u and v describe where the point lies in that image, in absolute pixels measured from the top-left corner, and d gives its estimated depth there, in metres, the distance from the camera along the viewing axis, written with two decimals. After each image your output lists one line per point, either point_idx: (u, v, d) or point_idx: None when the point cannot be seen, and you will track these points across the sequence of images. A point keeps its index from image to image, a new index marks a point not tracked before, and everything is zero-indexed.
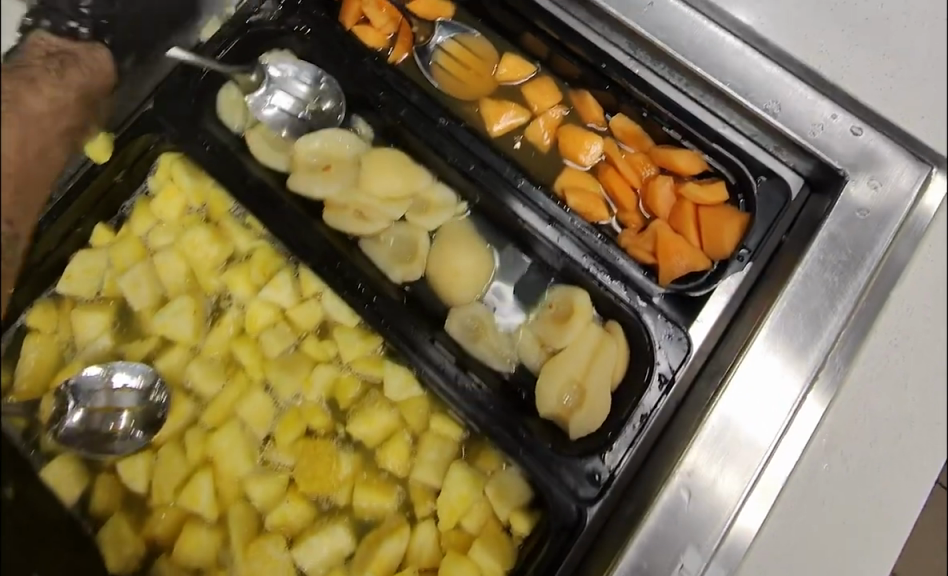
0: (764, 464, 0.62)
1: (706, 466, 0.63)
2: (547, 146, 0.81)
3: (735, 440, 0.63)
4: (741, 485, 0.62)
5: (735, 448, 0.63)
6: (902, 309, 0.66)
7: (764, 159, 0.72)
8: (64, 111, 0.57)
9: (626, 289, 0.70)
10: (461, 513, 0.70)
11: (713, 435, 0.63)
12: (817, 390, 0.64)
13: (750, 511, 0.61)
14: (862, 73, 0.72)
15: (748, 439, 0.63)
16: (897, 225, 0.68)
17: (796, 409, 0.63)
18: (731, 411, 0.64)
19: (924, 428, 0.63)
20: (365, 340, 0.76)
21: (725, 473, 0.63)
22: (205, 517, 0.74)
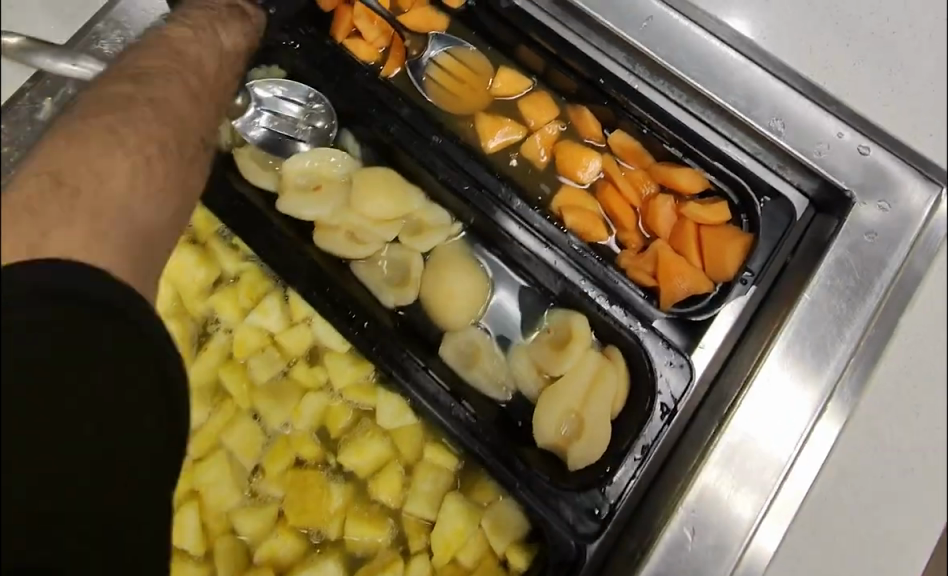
0: (781, 481, 0.60)
1: (721, 483, 0.61)
2: (544, 163, 0.78)
3: (748, 456, 0.61)
4: (755, 511, 0.60)
5: (748, 464, 0.61)
6: (912, 336, 0.63)
7: (767, 178, 0.70)
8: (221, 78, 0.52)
9: (626, 314, 0.68)
10: (457, 548, 0.67)
11: (725, 454, 0.61)
12: (830, 414, 0.61)
13: (767, 531, 0.59)
14: (869, 91, 0.70)
15: (765, 453, 0.61)
16: (909, 244, 0.65)
17: (808, 435, 0.61)
18: (749, 428, 0.62)
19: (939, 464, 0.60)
20: (357, 367, 0.73)
21: (741, 492, 0.60)
22: (191, 553, 0.71)
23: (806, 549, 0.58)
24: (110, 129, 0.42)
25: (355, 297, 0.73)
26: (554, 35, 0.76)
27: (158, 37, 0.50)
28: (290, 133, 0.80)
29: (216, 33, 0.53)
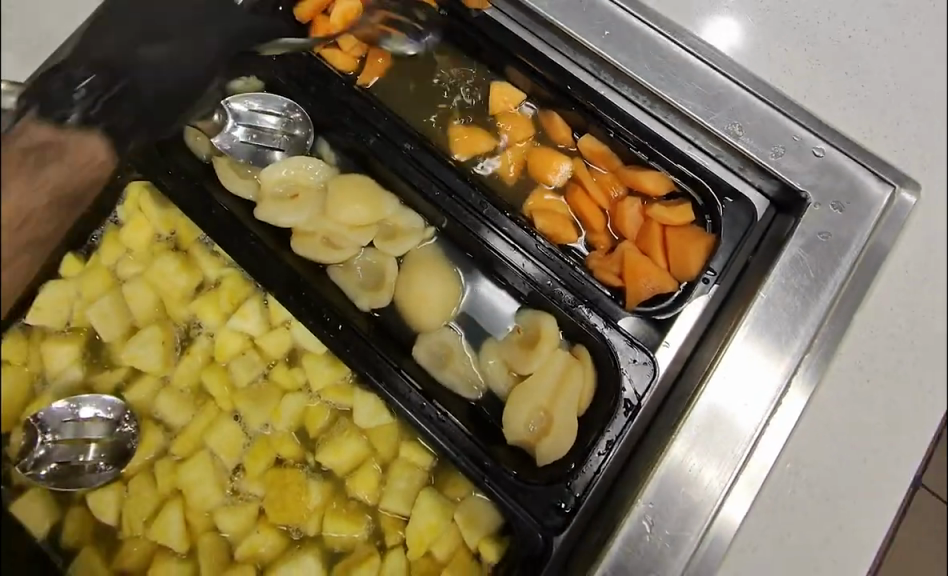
0: (748, 451, 0.62)
1: (691, 456, 0.63)
2: (513, 178, 0.80)
3: (720, 426, 0.63)
4: (721, 484, 0.62)
5: (718, 434, 0.63)
6: (866, 332, 0.65)
7: (731, 179, 0.71)
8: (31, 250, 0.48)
9: (593, 314, 0.70)
10: (430, 542, 0.69)
11: (703, 426, 0.64)
12: (799, 381, 0.64)
13: (736, 500, 0.61)
14: (825, 93, 0.72)
15: (733, 424, 0.63)
16: (867, 235, 0.67)
17: (778, 400, 0.63)
18: (716, 398, 0.64)
19: (890, 456, 0.61)
20: (334, 368, 0.76)
21: (712, 463, 0.63)
22: (175, 550, 0.73)
23: (763, 540, 0.60)
24: None
25: (329, 298, 0.75)
26: (527, 47, 0.77)
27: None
28: (269, 145, 0.82)
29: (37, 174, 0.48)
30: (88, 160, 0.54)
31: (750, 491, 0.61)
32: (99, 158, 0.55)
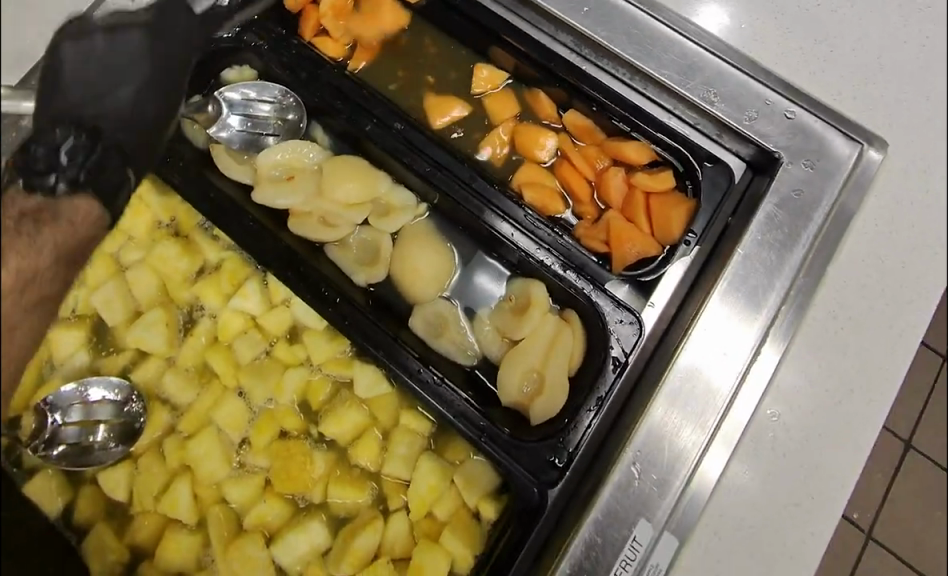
0: (724, 413, 0.65)
1: (670, 414, 0.65)
2: (503, 156, 0.82)
3: (693, 388, 0.66)
4: (698, 443, 0.64)
5: (693, 396, 0.66)
6: (839, 283, 0.68)
7: (709, 145, 0.74)
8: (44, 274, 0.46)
9: (580, 278, 0.73)
10: (431, 503, 0.71)
11: (678, 383, 0.66)
12: (772, 341, 0.66)
13: (712, 461, 0.63)
14: (795, 59, 0.76)
15: (708, 383, 0.66)
16: (841, 184, 0.70)
17: (755, 353, 0.66)
18: (695, 361, 0.67)
19: (862, 397, 0.64)
20: (334, 342, 0.79)
21: (685, 426, 0.65)
22: (185, 522, 0.76)
23: (746, 479, 0.63)
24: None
25: (326, 274, 0.78)
26: (512, 27, 0.80)
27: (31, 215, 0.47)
28: (265, 131, 0.83)
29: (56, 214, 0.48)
30: (79, 219, 0.49)
31: (726, 448, 0.64)
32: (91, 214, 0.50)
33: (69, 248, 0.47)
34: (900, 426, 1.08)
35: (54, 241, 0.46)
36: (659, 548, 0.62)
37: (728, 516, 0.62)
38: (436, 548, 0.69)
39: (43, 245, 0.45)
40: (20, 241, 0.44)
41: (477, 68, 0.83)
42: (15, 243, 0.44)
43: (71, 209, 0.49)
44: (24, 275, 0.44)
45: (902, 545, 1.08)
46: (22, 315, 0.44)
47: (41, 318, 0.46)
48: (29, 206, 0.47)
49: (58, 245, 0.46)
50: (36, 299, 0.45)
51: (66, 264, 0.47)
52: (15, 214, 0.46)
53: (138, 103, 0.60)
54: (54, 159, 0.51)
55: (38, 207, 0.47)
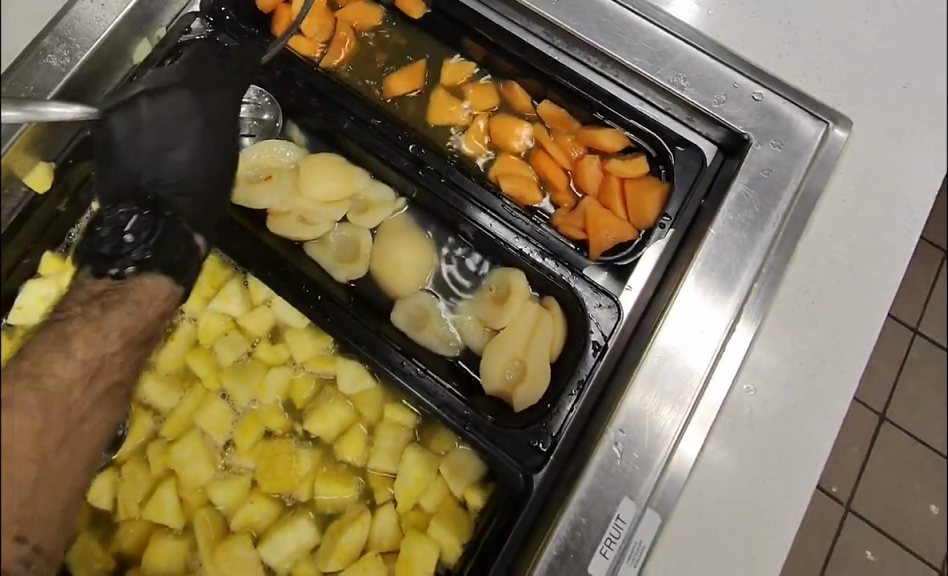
0: (700, 393, 0.65)
1: (647, 397, 0.66)
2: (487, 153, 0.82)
3: (671, 369, 0.67)
4: (676, 422, 0.65)
5: (668, 377, 0.66)
6: (809, 259, 0.70)
7: (680, 129, 0.76)
8: (99, 367, 0.52)
9: (558, 264, 0.74)
10: (418, 494, 0.71)
11: (654, 364, 0.67)
12: (745, 320, 0.67)
13: (690, 440, 0.64)
14: (761, 42, 0.77)
15: (685, 367, 0.66)
16: (809, 160, 0.72)
17: (727, 335, 0.67)
18: (670, 343, 0.68)
19: (835, 369, 0.66)
20: (317, 339, 0.79)
21: (663, 407, 0.66)
22: (171, 526, 0.75)
23: (724, 454, 0.64)
24: (61, 345, 0.51)
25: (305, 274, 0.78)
26: (484, 20, 0.80)
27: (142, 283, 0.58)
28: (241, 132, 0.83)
29: (125, 296, 0.56)
30: (150, 297, 0.57)
31: (703, 428, 0.64)
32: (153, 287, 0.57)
33: (134, 332, 0.55)
34: (873, 400, 1.26)
35: (119, 326, 0.54)
36: (642, 525, 0.62)
37: (709, 492, 0.63)
38: (424, 538, 0.69)
39: (107, 331, 0.53)
40: (87, 328, 0.52)
41: (442, 65, 0.84)
42: (82, 330, 0.52)
43: (145, 288, 0.57)
44: (85, 366, 0.51)
45: (884, 516, 1.22)
46: (90, 406, 0.53)
47: (115, 399, 0.56)
48: (99, 289, 0.55)
49: (122, 330, 0.54)
50: (101, 387, 0.54)
51: (133, 348, 0.56)
52: (87, 299, 0.54)
53: (193, 160, 0.69)
54: (118, 244, 0.59)
55: (107, 289, 0.56)
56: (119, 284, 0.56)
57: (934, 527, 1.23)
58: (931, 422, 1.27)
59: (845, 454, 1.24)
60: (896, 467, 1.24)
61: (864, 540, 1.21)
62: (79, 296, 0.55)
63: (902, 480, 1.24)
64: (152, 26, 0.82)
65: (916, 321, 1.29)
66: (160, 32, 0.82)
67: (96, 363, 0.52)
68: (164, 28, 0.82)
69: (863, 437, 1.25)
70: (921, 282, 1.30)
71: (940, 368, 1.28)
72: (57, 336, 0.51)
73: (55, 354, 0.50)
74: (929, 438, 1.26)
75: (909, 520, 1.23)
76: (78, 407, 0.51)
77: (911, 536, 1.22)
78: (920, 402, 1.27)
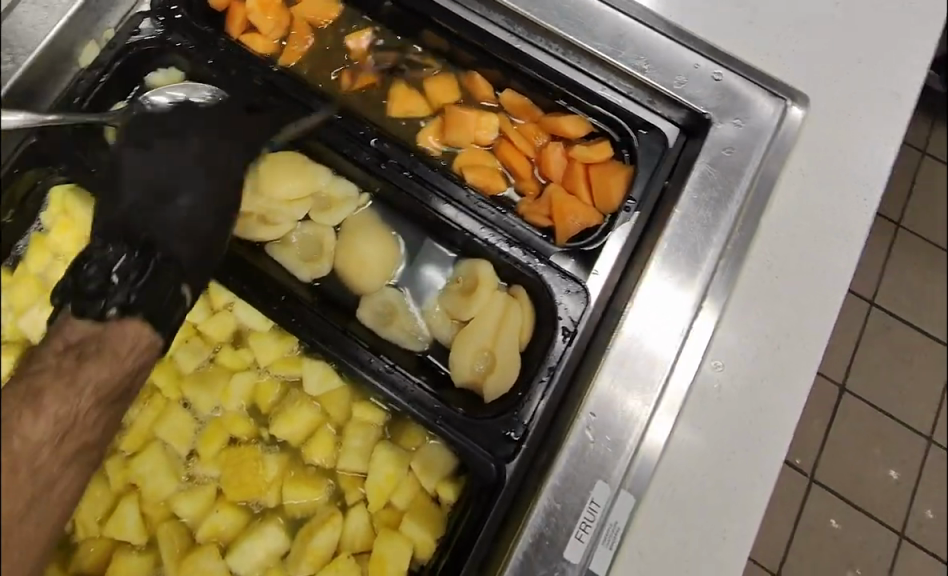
0: (667, 376, 0.65)
1: (614, 385, 0.65)
2: (447, 146, 0.81)
3: (639, 354, 0.66)
4: (646, 405, 0.64)
5: (638, 361, 0.66)
6: (771, 236, 0.70)
7: (643, 113, 0.75)
8: (75, 426, 0.49)
9: (525, 252, 0.73)
10: (390, 491, 0.70)
11: (624, 349, 0.66)
12: (711, 302, 0.67)
13: (660, 423, 0.64)
14: (719, 23, 0.78)
15: (650, 355, 0.66)
16: (768, 138, 0.72)
17: (694, 317, 0.67)
18: (637, 330, 0.67)
19: (798, 342, 0.67)
20: (281, 341, 0.75)
21: (632, 392, 0.65)
22: (134, 542, 0.71)
23: (694, 434, 0.64)
24: (31, 402, 0.47)
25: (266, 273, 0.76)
26: (445, 10, 0.79)
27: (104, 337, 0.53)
28: None
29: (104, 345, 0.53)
30: (125, 351, 0.53)
31: (672, 412, 0.64)
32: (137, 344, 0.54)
33: (108, 389, 0.51)
34: (833, 372, 1.35)
35: (95, 382, 0.50)
36: (617, 506, 0.61)
37: (679, 473, 0.63)
38: (396, 535, 0.67)
39: (79, 385, 0.49)
40: (59, 383, 0.49)
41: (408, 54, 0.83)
42: (54, 386, 0.48)
43: (123, 336, 0.54)
44: (56, 426, 0.48)
45: (847, 485, 1.30)
46: (61, 465, 0.49)
47: (88, 461, 0.51)
48: (76, 338, 0.52)
49: (99, 386, 0.50)
50: (77, 448, 0.50)
51: (108, 405, 0.51)
52: (62, 350, 0.51)
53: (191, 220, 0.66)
54: (105, 284, 0.56)
55: (82, 337, 0.52)
56: (98, 329, 0.53)
57: (894, 491, 1.31)
58: (888, 392, 1.35)
59: (807, 425, 1.33)
60: (857, 436, 1.33)
61: (828, 509, 1.29)
62: (54, 348, 0.51)
63: (862, 449, 1.32)
64: (101, 27, 0.79)
65: (871, 294, 1.39)
66: (108, 33, 0.80)
67: (68, 421, 0.48)
68: (112, 29, 0.80)
69: (825, 408, 1.33)
70: (873, 259, 1.41)
71: (893, 339, 1.38)
72: (23, 392, 0.48)
73: (22, 413, 0.47)
74: (886, 407, 1.34)
75: (871, 489, 1.30)
76: (41, 471, 0.47)
77: (875, 505, 1.30)
78: (877, 372, 1.36)
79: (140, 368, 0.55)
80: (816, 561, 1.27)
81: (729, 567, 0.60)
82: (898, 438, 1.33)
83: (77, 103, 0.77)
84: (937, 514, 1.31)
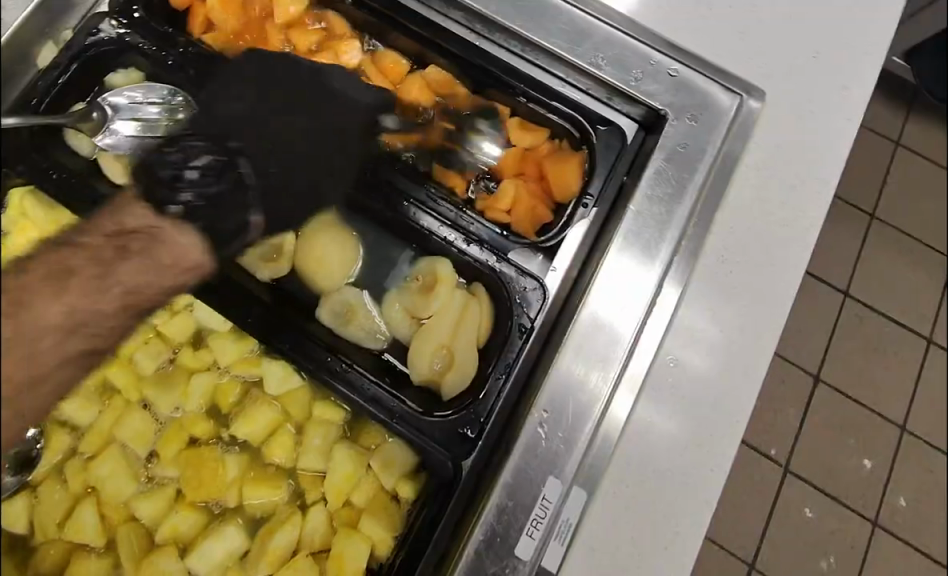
0: (626, 360, 0.66)
1: (574, 372, 0.66)
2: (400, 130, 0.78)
3: (599, 339, 0.67)
4: (606, 383, 0.65)
5: (596, 349, 0.66)
6: (725, 230, 0.71)
7: (601, 109, 0.75)
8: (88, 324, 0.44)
9: (483, 250, 0.73)
10: (349, 490, 0.70)
11: (581, 339, 0.67)
12: (668, 286, 0.68)
13: (621, 401, 0.65)
14: (680, 18, 0.78)
15: (612, 337, 0.67)
16: (725, 130, 0.73)
17: (654, 300, 0.68)
18: (599, 315, 0.68)
19: (752, 335, 0.68)
20: (241, 342, 0.75)
21: (592, 373, 0.66)
22: (92, 546, 0.70)
23: (650, 422, 0.65)
24: (66, 268, 0.43)
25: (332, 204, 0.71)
26: (405, 7, 0.78)
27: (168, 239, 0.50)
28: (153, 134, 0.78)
29: (164, 243, 0.49)
30: (176, 260, 0.49)
31: (630, 397, 0.65)
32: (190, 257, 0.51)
33: (141, 293, 0.47)
34: (806, 362, 1.37)
35: (127, 279, 0.45)
36: (569, 501, 0.62)
37: (635, 459, 0.64)
38: (355, 534, 0.67)
39: (111, 284, 0.45)
40: (93, 272, 0.44)
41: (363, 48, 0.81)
42: (90, 271, 0.44)
43: (174, 247, 0.50)
44: (68, 317, 0.42)
45: (821, 474, 1.32)
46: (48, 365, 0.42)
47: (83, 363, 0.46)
48: (128, 227, 0.49)
49: (129, 287, 0.46)
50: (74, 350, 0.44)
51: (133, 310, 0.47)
52: (104, 236, 0.47)
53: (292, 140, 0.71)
54: (179, 174, 0.60)
55: (137, 230, 0.49)
56: (154, 230, 0.50)
57: (868, 480, 1.33)
58: (862, 382, 1.37)
59: (781, 415, 1.34)
60: (832, 425, 1.35)
61: (802, 498, 1.30)
62: (106, 228, 0.48)
63: (835, 438, 1.34)
64: (59, 26, 0.78)
65: (845, 284, 1.41)
66: (66, 33, 0.79)
67: (83, 316, 0.43)
68: (70, 30, 0.78)
69: (800, 399, 1.35)
70: (846, 250, 1.43)
71: (868, 330, 1.40)
72: (55, 271, 0.43)
73: (41, 290, 0.42)
74: (860, 397, 1.37)
75: (844, 478, 1.32)
76: (33, 360, 0.41)
77: (849, 493, 1.32)
78: (849, 362, 1.38)
79: (178, 285, 0.50)
80: (790, 549, 1.28)
81: (680, 560, 0.61)
82: (871, 426, 1.36)
83: (35, 105, 0.77)
84: (909, 501, 1.34)
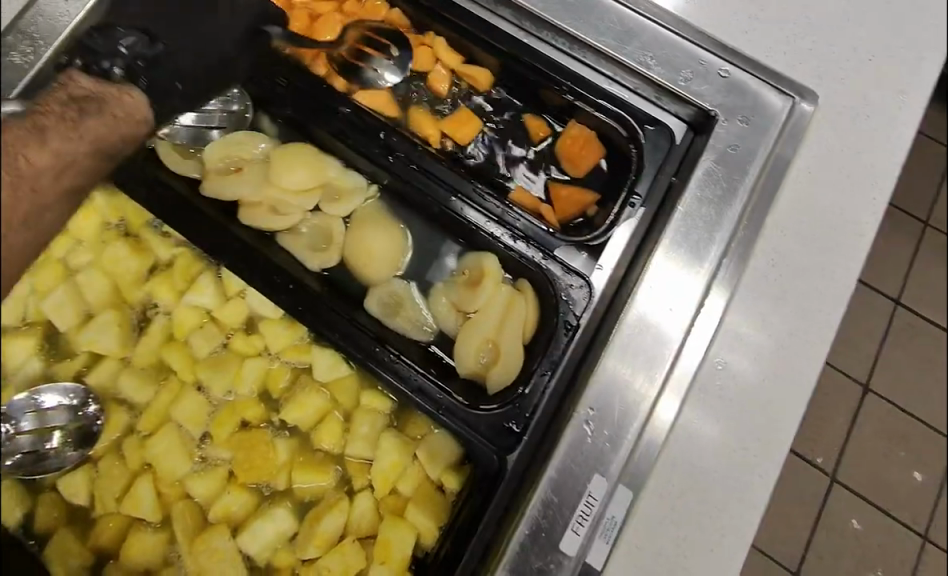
0: (675, 358, 0.67)
1: (623, 371, 0.67)
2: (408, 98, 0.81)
3: (648, 335, 0.68)
4: (652, 385, 0.66)
5: (646, 344, 0.67)
6: (776, 233, 0.71)
7: (649, 108, 0.74)
8: (70, 168, 0.48)
9: (529, 246, 0.73)
10: (395, 479, 0.72)
11: (631, 333, 0.68)
12: (717, 287, 0.68)
13: (666, 402, 0.66)
14: (736, 22, 0.77)
15: (661, 335, 0.67)
16: (777, 130, 0.72)
17: (702, 303, 0.68)
18: (646, 311, 0.68)
19: (803, 340, 0.67)
20: (290, 330, 0.77)
21: (637, 374, 0.67)
22: (149, 521, 0.72)
23: (697, 422, 0.65)
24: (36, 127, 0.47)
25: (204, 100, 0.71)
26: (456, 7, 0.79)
27: (100, 95, 0.54)
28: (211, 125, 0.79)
29: (111, 103, 0.54)
30: (129, 114, 0.55)
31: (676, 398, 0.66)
32: (139, 114, 0.56)
33: (107, 143, 0.52)
34: (856, 370, 1.35)
35: (96, 131, 0.50)
36: (614, 500, 0.63)
37: (682, 460, 0.65)
38: (402, 523, 0.70)
39: (82, 133, 0.49)
40: (64, 125, 0.49)
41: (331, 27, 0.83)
42: (58, 126, 0.48)
43: (124, 104, 0.55)
44: (58, 161, 0.47)
45: (869, 486, 1.31)
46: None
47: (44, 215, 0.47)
48: (79, 92, 0.53)
49: (98, 136, 0.51)
50: (65, 187, 0.48)
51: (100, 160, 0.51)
52: (65, 99, 0.52)
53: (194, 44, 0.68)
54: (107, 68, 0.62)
55: (87, 96, 0.53)
56: (102, 94, 0.54)
57: (917, 492, 1.32)
58: (913, 394, 1.36)
59: (830, 423, 1.32)
60: (881, 436, 1.33)
61: (849, 509, 1.29)
62: (58, 97, 0.52)
63: (885, 449, 1.33)
64: None
65: (897, 292, 1.39)
66: None
67: (70, 160, 0.48)
68: None
69: (849, 407, 1.33)
70: (896, 256, 1.40)
71: (919, 339, 1.38)
72: (31, 129, 0.47)
73: (28, 143, 0.46)
74: (911, 408, 1.35)
75: (895, 489, 1.31)
76: (38, 198, 0.46)
77: (899, 505, 1.31)
78: (899, 371, 1.36)
79: (133, 138, 0.55)
80: (836, 559, 1.27)
81: (726, 562, 0.62)
82: (920, 436, 1.34)
83: None
84: None
